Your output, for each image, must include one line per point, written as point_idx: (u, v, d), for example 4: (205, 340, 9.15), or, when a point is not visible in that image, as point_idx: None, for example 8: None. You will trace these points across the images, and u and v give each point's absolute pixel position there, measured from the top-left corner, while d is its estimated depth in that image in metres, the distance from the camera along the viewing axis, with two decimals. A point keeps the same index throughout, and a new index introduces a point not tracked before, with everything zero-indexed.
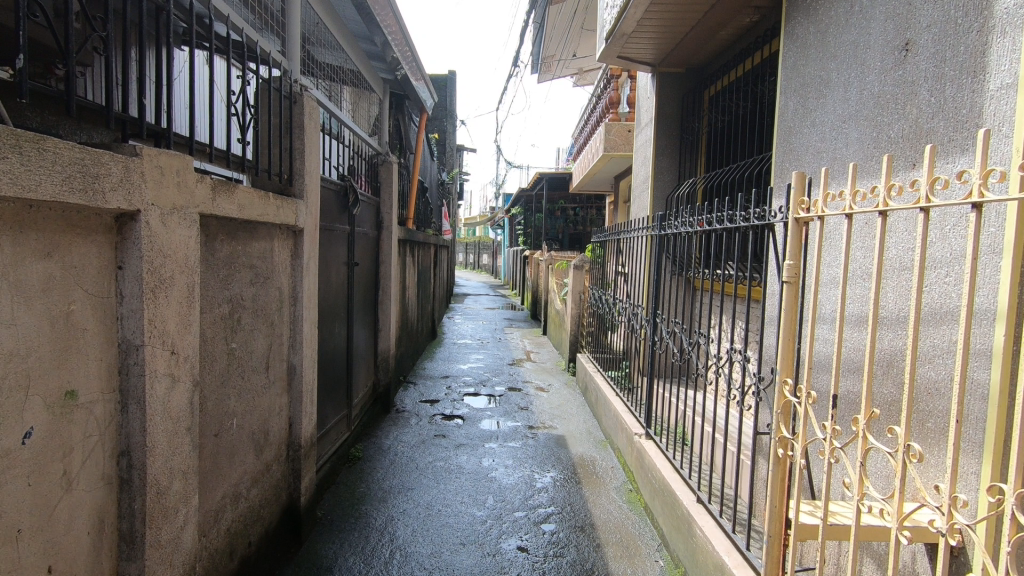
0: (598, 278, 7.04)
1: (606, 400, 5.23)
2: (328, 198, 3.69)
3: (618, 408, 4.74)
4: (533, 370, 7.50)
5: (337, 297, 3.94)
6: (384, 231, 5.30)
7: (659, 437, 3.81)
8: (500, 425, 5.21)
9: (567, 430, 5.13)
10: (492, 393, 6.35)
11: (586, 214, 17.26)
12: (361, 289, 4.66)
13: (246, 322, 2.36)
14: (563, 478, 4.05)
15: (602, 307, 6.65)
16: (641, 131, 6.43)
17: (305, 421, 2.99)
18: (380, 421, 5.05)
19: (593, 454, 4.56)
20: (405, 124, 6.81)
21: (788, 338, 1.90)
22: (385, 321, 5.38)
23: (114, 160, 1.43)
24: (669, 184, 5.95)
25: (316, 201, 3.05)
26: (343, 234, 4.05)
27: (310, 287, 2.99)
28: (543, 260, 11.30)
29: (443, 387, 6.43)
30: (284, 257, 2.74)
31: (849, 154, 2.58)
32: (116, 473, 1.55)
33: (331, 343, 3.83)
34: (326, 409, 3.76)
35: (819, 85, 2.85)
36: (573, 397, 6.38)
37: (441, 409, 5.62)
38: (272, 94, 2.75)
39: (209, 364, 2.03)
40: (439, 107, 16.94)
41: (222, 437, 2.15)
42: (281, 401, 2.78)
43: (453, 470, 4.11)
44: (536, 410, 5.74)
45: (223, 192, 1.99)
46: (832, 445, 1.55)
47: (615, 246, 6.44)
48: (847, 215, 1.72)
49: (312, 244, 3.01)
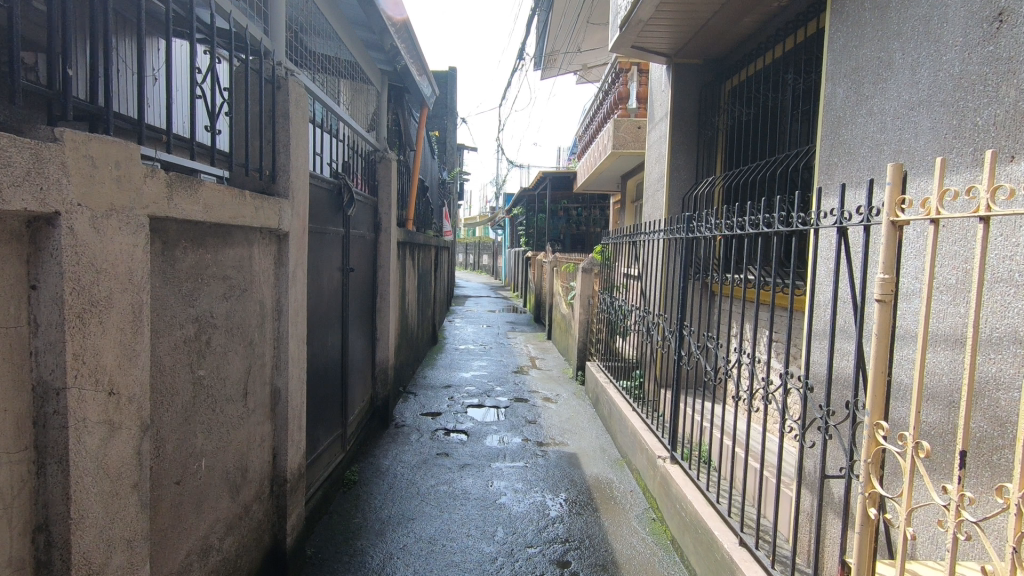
0: (606, 283, 6.69)
1: (620, 414, 4.86)
2: (318, 197, 3.33)
3: (634, 423, 4.37)
4: (538, 379, 7.14)
5: (330, 307, 3.59)
6: (382, 233, 4.93)
7: (685, 461, 3.45)
8: (506, 442, 4.85)
9: (579, 447, 4.77)
10: (497, 404, 5.99)
11: (589, 214, 16.89)
12: (356, 296, 4.29)
13: (219, 343, 2.00)
14: (579, 505, 3.69)
15: (611, 313, 6.29)
16: (653, 127, 6.07)
17: (291, 451, 2.63)
18: (378, 438, 4.69)
19: (610, 475, 4.20)
20: (405, 119, 6.43)
21: (879, 367, 1.53)
22: (383, 330, 5.02)
23: (18, 146, 1.07)
24: (686, 182, 5.58)
25: (303, 200, 2.69)
26: (337, 238, 3.69)
27: (296, 299, 2.64)
28: (547, 262, 10.93)
29: (445, 398, 6.08)
30: (266, 264, 2.38)
31: (918, 146, 2.24)
32: (31, 555, 1.20)
33: (323, 358, 3.48)
34: (318, 431, 3.40)
35: (878, 67, 2.49)
36: (582, 408, 6.02)
37: (443, 423, 5.26)
38: (253, 78, 2.39)
39: (168, 397, 1.68)
40: (440, 104, 16.56)
41: (186, 484, 1.80)
42: (263, 431, 2.43)
43: (458, 495, 3.75)
44: (545, 424, 5.38)
45: (183, 189, 1.63)
46: (962, 519, 1.20)
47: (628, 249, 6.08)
48: (983, 218, 1.41)
49: (299, 250, 2.65)
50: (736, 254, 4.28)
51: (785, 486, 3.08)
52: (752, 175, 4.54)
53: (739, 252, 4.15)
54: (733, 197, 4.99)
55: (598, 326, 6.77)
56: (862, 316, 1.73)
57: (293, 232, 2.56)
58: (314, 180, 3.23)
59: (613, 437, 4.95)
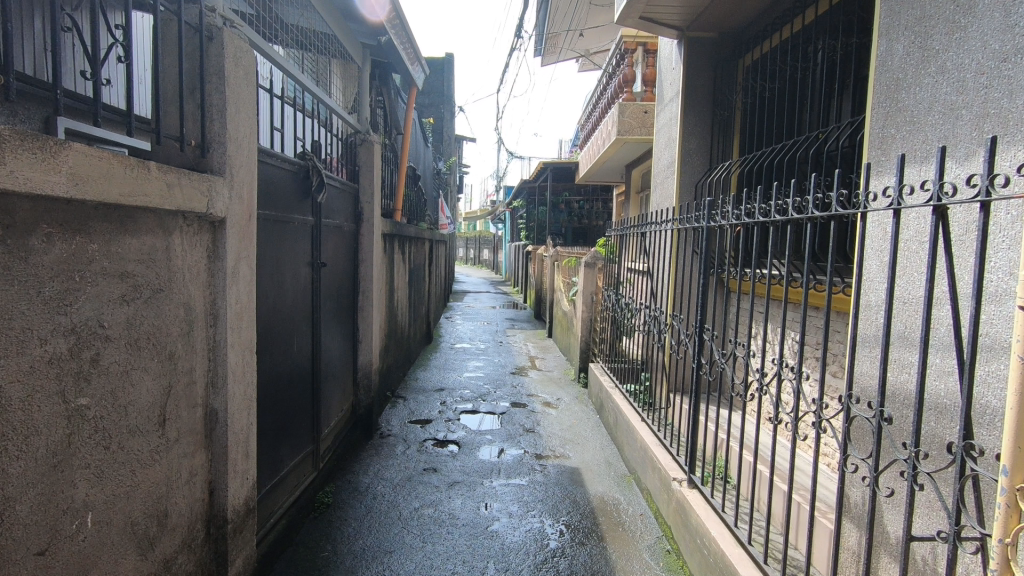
0: (610, 279, 6.22)
1: (628, 424, 4.39)
2: (278, 181, 2.88)
3: (643, 435, 3.90)
4: (538, 381, 6.68)
5: (296, 307, 3.12)
6: (363, 224, 4.46)
7: (706, 485, 2.99)
8: (501, 454, 4.39)
9: (582, 461, 4.30)
10: (493, 410, 5.54)
11: (592, 207, 16.39)
12: (332, 294, 3.84)
13: (118, 361, 1.55)
14: (582, 533, 3.22)
15: (616, 311, 5.82)
16: (661, 108, 5.57)
17: (234, 484, 2.17)
18: (359, 451, 4.24)
19: (617, 496, 3.73)
20: (391, 99, 5.96)
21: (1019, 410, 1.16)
22: (366, 330, 4.56)
23: None
24: (698, 168, 5.08)
25: (248, 178, 2.22)
26: (305, 227, 3.23)
27: (239, 299, 2.17)
28: (548, 257, 10.43)
29: (436, 403, 5.64)
30: (196, 258, 1.92)
31: (1013, 107, 1.77)
32: None
33: (288, 367, 3.02)
34: (282, 449, 2.96)
35: (953, 14, 2.03)
36: (586, 414, 5.54)
37: (433, 432, 4.80)
38: (176, 27, 1.92)
39: (16, 440, 1.23)
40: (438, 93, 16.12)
41: (55, 550, 1.35)
42: (194, 464, 1.97)
43: (445, 521, 3.30)
44: (545, 433, 4.91)
45: (29, 150, 1.17)
46: None
47: (635, 241, 5.60)
48: None
49: (243, 239, 2.18)
50: (760, 246, 3.81)
51: (823, 515, 2.63)
52: (780, 157, 4.07)
53: (765, 244, 3.67)
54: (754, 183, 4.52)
55: (602, 325, 6.30)
56: (974, 329, 1.27)
57: (231, 218, 2.08)
58: (269, 159, 2.76)
59: (619, 449, 4.49)
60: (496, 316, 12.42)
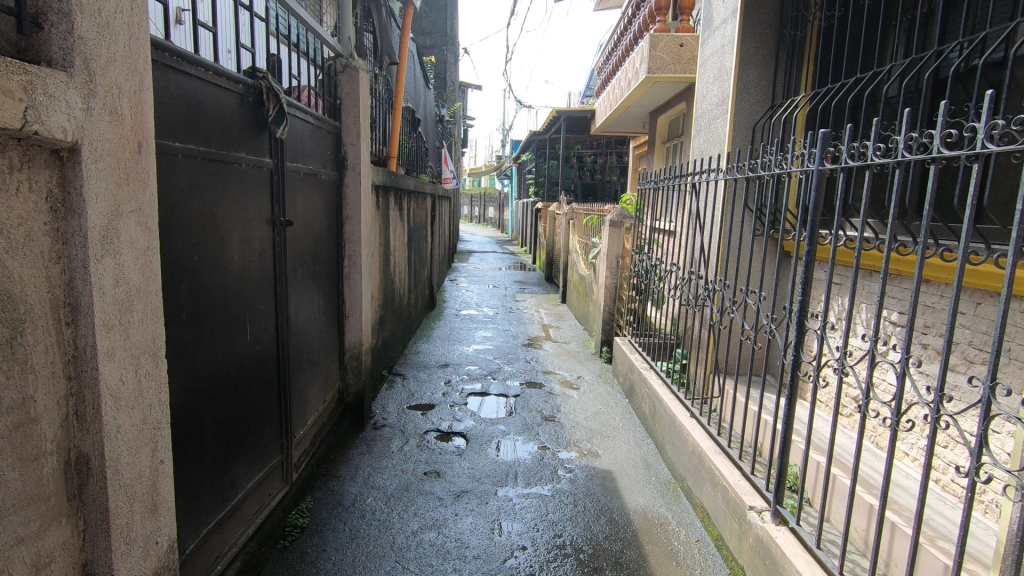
0: (638, 240, 5.38)
1: (668, 417, 3.65)
2: (216, 106, 2.04)
3: (693, 435, 3.16)
4: (554, 356, 5.93)
5: (249, 281, 2.33)
6: (348, 172, 3.62)
7: (798, 521, 2.25)
8: (517, 452, 3.67)
9: (614, 462, 3.58)
10: (505, 391, 4.80)
11: (605, 161, 15.35)
12: (306, 260, 3.04)
13: None
14: (626, 570, 2.52)
15: (644, 277, 5.00)
16: (709, 35, 4.63)
17: (133, 558, 1.43)
18: (347, 449, 3.52)
19: (662, 512, 3.01)
20: (387, 24, 5.00)
21: None
22: (354, 303, 3.77)
23: None
24: (758, 105, 4.16)
25: (135, 83, 1.39)
26: (262, 172, 2.41)
27: (127, 282, 1.38)
28: (562, 214, 9.55)
29: (439, 383, 4.91)
30: (20, 212, 1.12)
31: None
32: None
33: (238, 363, 2.24)
34: (232, 469, 2.23)
35: None
36: (612, 396, 4.79)
37: (435, 422, 4.08)
38: None
39: None
40: (441, 33, 14.99)
41: None
42: (46, 544, 1.22)
43: (451, 552, 2.59)
44: (567, 422, 4.18)
45: None
46: None
47: (670, 196, 4.73)
48: None
49: (126, 182, 1.37)
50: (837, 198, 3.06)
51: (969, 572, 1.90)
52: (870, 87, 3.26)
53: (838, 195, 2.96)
54: (825, 122, 3.78)
55: (629, 293, 5.49)
56: None
57: (94, 145, 1.25)
58: (199, 73, 1.94)
59: (656, 444, 3.76)
60: (504, 278, 11.63)
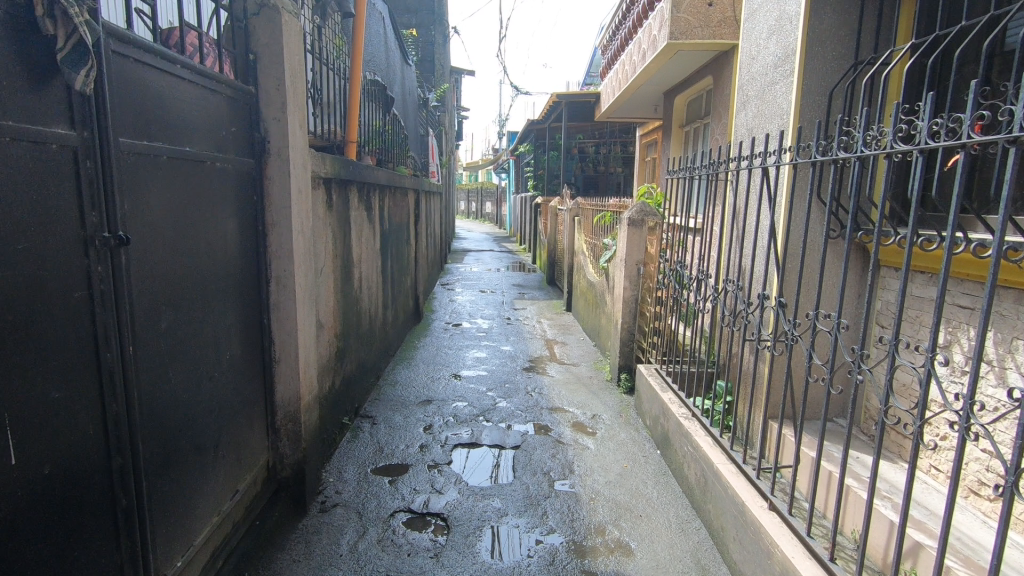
0: (663, 242, 4.30)
1: (727, 496, 2.60)
2: None
3: (780, 548, 2.09)
4: (562, 384, 4.88)
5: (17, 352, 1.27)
6: (270, 159, 2.54)
7: None
8: (517, 550, 2.61)
9: (654, 563, 2.53)
10: (501, 441, 3.74)
11: (608, 152, 14.27)
12: (186, 293, 1.97)
13: None
14: None
15: (675, 291, 3.93)
16: None
17: None
18: (273, 555, 2.46)
19: None
20: None
21: None
22: (287, 345, 2.70)
23: None
24: (838, 62, 3.06)
25: None
26: (50, 153, 1.34)
27: None
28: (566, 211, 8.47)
29: (417, 430, 3.85)
30: None
31: None
32: None
33: None
34: None
35: None
36: (638, 445, 3.75)
37: (406, 496, 3.02)
38: None
39: None
40: (428, 11, 13.95)
41: None
42: None
43: None
44: (584, 491, 3.12)
45: None
46: None
47: (710, 187, 3.66)
48: None
49: None
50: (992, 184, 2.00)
51: None
52: None
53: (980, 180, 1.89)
54: (939, 81, 2.70)
55: (652, 310, 4.43)
56: None
57: None
58: None
59: (711, 535, 2.71)
60: (501, 281, 10.55)
